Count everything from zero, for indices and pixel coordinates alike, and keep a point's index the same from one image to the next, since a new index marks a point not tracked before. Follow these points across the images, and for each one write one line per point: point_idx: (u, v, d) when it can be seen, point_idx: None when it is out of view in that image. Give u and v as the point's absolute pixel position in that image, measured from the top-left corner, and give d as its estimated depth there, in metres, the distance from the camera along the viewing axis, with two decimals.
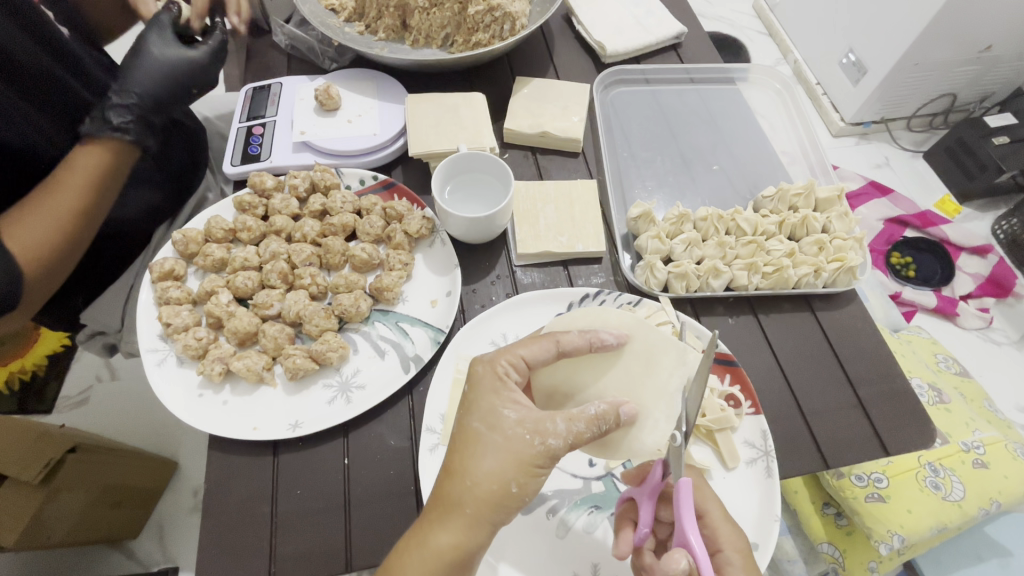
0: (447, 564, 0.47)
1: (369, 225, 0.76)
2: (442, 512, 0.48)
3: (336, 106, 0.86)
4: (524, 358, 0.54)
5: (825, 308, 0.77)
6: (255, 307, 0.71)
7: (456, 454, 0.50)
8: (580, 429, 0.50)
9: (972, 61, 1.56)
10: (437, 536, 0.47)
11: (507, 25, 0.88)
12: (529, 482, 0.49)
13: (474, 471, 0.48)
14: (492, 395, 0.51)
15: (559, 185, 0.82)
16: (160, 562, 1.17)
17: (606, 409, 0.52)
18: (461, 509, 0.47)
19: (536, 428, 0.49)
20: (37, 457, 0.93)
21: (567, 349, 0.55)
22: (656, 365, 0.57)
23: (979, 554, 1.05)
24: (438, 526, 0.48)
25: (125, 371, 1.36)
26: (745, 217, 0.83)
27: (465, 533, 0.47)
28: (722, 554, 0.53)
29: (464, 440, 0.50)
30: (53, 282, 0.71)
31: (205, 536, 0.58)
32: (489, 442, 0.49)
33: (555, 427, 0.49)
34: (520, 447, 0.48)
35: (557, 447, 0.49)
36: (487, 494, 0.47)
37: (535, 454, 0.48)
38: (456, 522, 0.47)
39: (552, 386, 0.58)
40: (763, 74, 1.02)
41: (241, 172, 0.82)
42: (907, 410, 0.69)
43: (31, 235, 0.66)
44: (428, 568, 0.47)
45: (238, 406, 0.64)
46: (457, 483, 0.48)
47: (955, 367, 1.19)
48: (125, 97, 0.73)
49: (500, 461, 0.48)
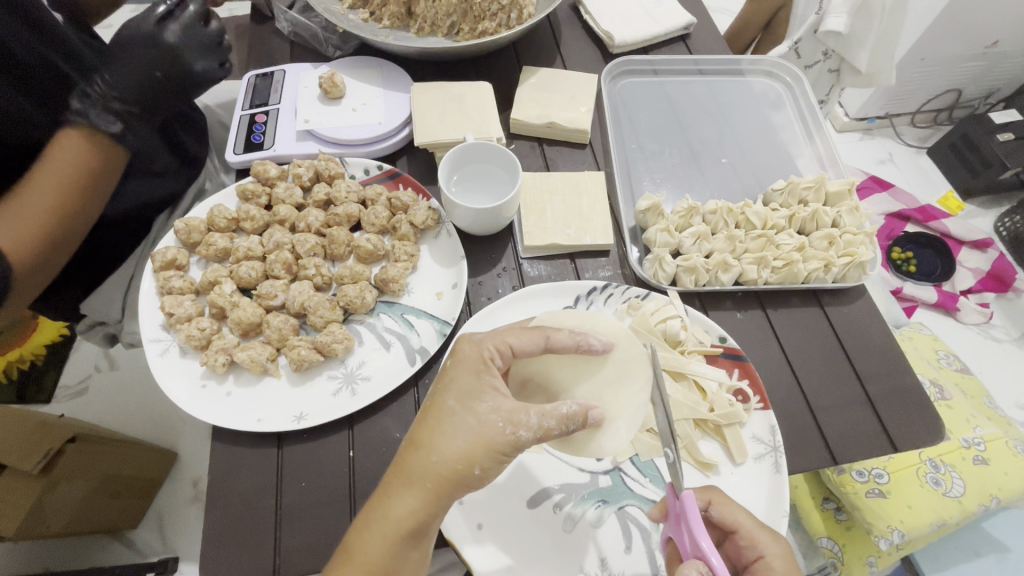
0: (405, 532, 0.47)
1: (374, 216, 0.75)
2: (402, 480, 0.47)
3: (340, 95, 0.85)
4: (510, 346, 0.53)
5: (835, 303, 0.76)
6: (259, 298, 0.70)
7: (424, 427, 0.49)
8: (551, 425, 0.50)
9: (978, 57, 1.58)
10: (395, 505, 0.47)
11: (514, 14, 0.87)
12: (493, 466, 0.48)
13: (441, 448, 0.48)
14: (473, 377, 0.50)
15: (566, 177, 0.81)
16: (159, 552, 1.17)
17: (577, 409, 0.52)
18: (423, 486, 0.47)
19: (512, 421, 0.48)
20: (36, 448, 0.92)
21: (551, 346, 0.55)
22: (631, 370, 0.58)
23: (977, 549, 1.05)
24: (396, 496, 0.47)
25: (125, 361, 1.35)
26: (755, 210, 0.82)
27: (423, 506, 0.47)
28: (763, 561, 0.53)
29: (436, 416, 0.49)
30: (39, 277, 0.70)
31: (209, 530, 0.57)
32: (461, 421, 0.48)
33: (528, 419, 0.49)
34: (491, 433, 0.48)
35: (527, 439, 0.49)
36: (449, 470, 0.47)
37: (504, 443, 0.48)
38: (414, 494, 0.47)
39: (529, 374, 0.59)
40: (774, 65, 1.00)
41: (244, 160, 0.81)
42: (917, 407, 0.68)
43: (21, 228, 0.65)
44: (387, 538, 0.46)
45: (242, 397, 0.64)
46: (427, 456, 0.47)
47: (957, 364, 1.18)
48: (114, 95, 0.72)
49: (469, 443, 0.47)
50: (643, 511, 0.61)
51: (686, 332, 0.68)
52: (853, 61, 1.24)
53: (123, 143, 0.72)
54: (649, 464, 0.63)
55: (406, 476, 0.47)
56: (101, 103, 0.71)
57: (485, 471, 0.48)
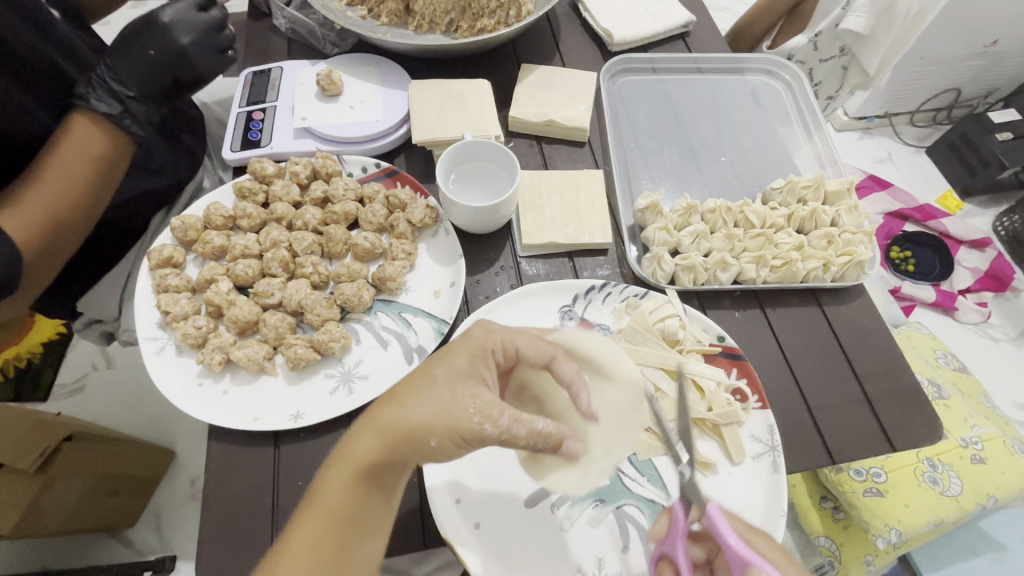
0: (359, 476, 0.46)
1: (372, 214, 0.75)
2: (370, 424, 0.47)
3: (338, 92, 0.84)
4: (517, 348, 0.53)
5: (833, 302, 0.76)
6: (256, 296, 0.70)
7: (406, 384, 0.49)
8: (518, 434, 0.48)
9: (978, 56, 1.58)
10: (355, 447, 0.46)
11: (513, 11, 0.87)
12: (452, 440, 0.46)
13: (411, 407, 0.47)
14: (468, 353, 0.50)
15: (564, 175, 0.80)
16: (156, 550, 1.17)
17: (552, 432, 0.51)
18: (385, 437, 0.46)
19: (481, 411, 0.47)
20: (32, 446, 0.91)
21: (549, 362, 0.55)
22: (627, 420, 0.57)
23: (974, 548, 1.05)
24: (360, 436, 0.47)
25: (122, 360, 1.35)
26: (754, 209, 0.81)
27: (381, 457, 0.46)
28: None
29: (420, 377, 0.49)
30: (49, 265, 0.71)
31: (205, 529, 0.57)
32: (438, 389, 0.47)
33: (499, 418, 0.47)
34: (459, 413, 0.46)
35: (491, 436, 0.47)
36: (410, 430, 0.46)
37: (468, 429, 0.46)
38: (374, 444, 0.46)
39: (528, 383, 0.58)
40: (772, 64, 1.00)
41: (241, 157, 0.80)
42: (915, 405, 0.68)
43: (28, 215, 0.67)
44: (344, 480, 0.46)
45: (239, 396, 0.63)
46: (397, 411, 0.46)
47: (955, 363, 1.19)
48: (123, 87, 0.72)
49: (435, 413, 0.46)
50: (642, 511, 0.60)
51: (684, 331, 0.68)
52: (865, 63, 1.25)
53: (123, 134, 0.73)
54: (647, 463, 0.63)
55: (371, 425, 0.47)
56: (102, 97, 0.71)
57: (442, 441, 0.46)
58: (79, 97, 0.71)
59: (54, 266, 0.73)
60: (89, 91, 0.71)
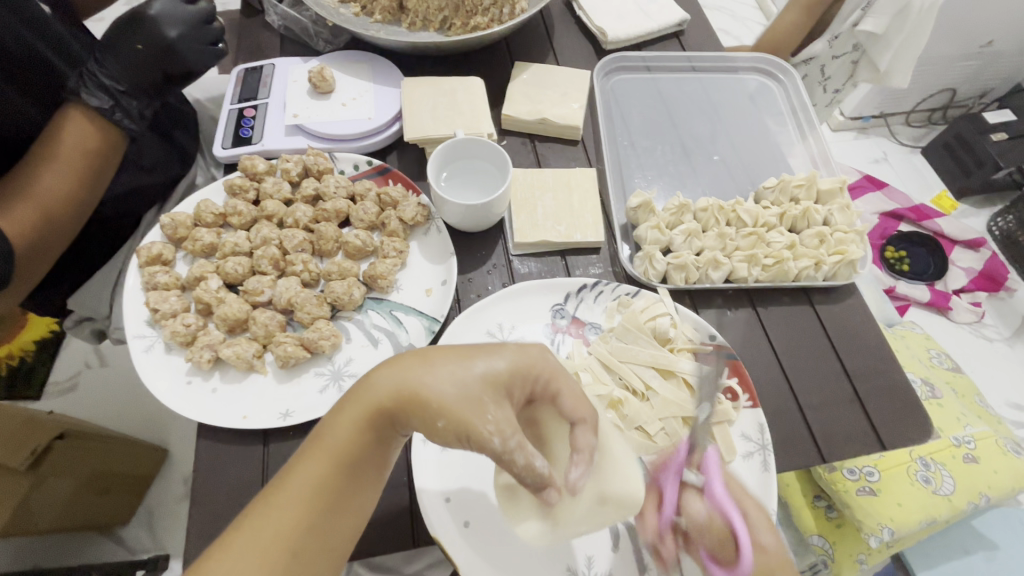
0: (369, 415, 0.46)
1: (363, 212, 0.75)
2: (399, 369, 0.46)
3: (330, 89, 0.84)
4: (557, 390, 0.51)
5: (825, 301, 0.76)
6: (246, 293, 0.69)
7: (444, 352, 0.48)
8: (517, 460, 0.45)
9: (972, 56, 1.60)
10: (374, 386, 0.46)
11: (506, 9, 0.88)
12: (455, 433, 0.45)
13: (440, 378, 0.46)
14: (517, 357, 0.49)
15: (557, 174, 0.80)
16: (149, 549, 1.16)
17: (546, 476, 0.46)
18: (405, 393, 0.45)
19: (497, 425, 0.44)
20: (23, 445, 0.92)
21: (575, 421, 0.50)
22: (608, 506, 0.49)
23: (967, 547, 1.06)
24: (383, 373, 0.47)
25: (114, 358, 1.34)
26: (746, 208, 0.81)
27: (394, 405, 0.46)
28: None
29: (460, 352, 0.48)
30: (44, 260, 0.72)
31: (193, 527, 0.56)
32: (471, 373, 0.46)
33: (508, 440, 0.45)
34: (475, 410, 0.45)
35: (492, 448, 0.44)
36: (432, 398, 0.45)
37: (477, 431, 0.44)
38: (391, 392, 0.46)
39: (537, 419, 0.54)
40: (766, 63, 1.00)
41: (232, 154, 0.80)
42: (906, 404, 0.69)
43: (23, 212, 0.67)
44: (355, 416, 0.46)
45: (228, 394, 0.63)
46: (426, 374, 0.46)
47: (948, 363, 1.19)
48: (112, 81, 0.72)
49: (458, 397, 0.45)
50: None
51: (676, 329, 0.68)
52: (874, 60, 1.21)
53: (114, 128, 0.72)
54: None
55: (398, 375, 0.46)
56: (94, 92, 0.71)
57: (449, 424, 0.45)
58: (73, 95, 0.71)
59: (49, 262, 0.73)
60: (80, 86, 0.71)
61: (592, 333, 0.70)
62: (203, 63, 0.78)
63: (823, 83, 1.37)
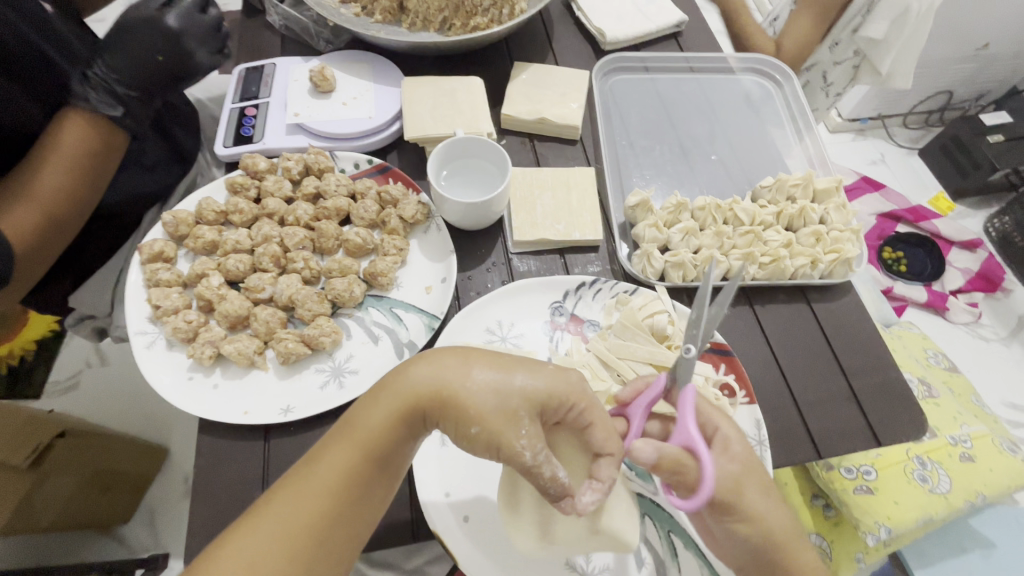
0: (407, 407, 0.47)
1: (364, 210, 0.75)
2: (441, 367, 0.48)
3: (331, 88, 0.85)
4: (591, 420, 0.49)
5: (821, 300, 0.77)
6: (247, 290, 0.70)
7: (485, 357, 0.49)
8: (545, 473, 0.46)
9: (969, 58, 1.61)
10: (412, 378, 0.47)
11: (506, 10, 0.89)
12: (486, 441, 0.46)
13: (481, 382, 0.47)
14: (558, 378, 0.49)
15: (556, 173, 0.81)
16: (149, 547, 1.16)
17: (565, 494, 0.47)
18: (444, 390, 0.47)
19: (530, 440, 0.46)
20: (26, 441, 0.95)
21: (600, 452, 0.49)
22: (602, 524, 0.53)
23: (963, 545, 1.06)
24: (423, 367, 0.48)
25: (115, 357, 1.35)
26: (743, 206, 0.82)
27: (430, 399, 0.47)
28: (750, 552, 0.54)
29: (501, 360, 0.49)
30: (46, 258, 0.72)
31: (195, 523, 0.57)
32: (509, 380, 0.47)
33: (537, 453, 0.46)
34: (509, 421, 0.46)
35: (521, 460, 0.46)
36: (471, 399, 0.46)
37: (509, 442, 0.46)
38: (430, 387, 0.47)
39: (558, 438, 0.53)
40: (763, 64, 1.01)
41: (233, 153, 0.80)
42: (901, 401, 0.69)
43: (26, 211, 0.68)
44: (393, 407, 0.47)
45: (229, 390, 0.63)
46: (466, 377, 0.47)
47: (945, 362, 1.20)
48: (123, 86, 0.73)
49: (495, 403, 0.46)
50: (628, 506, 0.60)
51: (673, 326, 0.69)
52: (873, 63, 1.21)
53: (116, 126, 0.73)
54: None
55: (439, 374, 0.47)
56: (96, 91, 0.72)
57: (481, 431, 0.46)
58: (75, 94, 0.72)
59: (50, 259, 0.74)
60: (87, 89, 0.72)
61: (590, 330, 0.71)
62: (205, 63, 0.78)
63: (824, 88, 1.37)
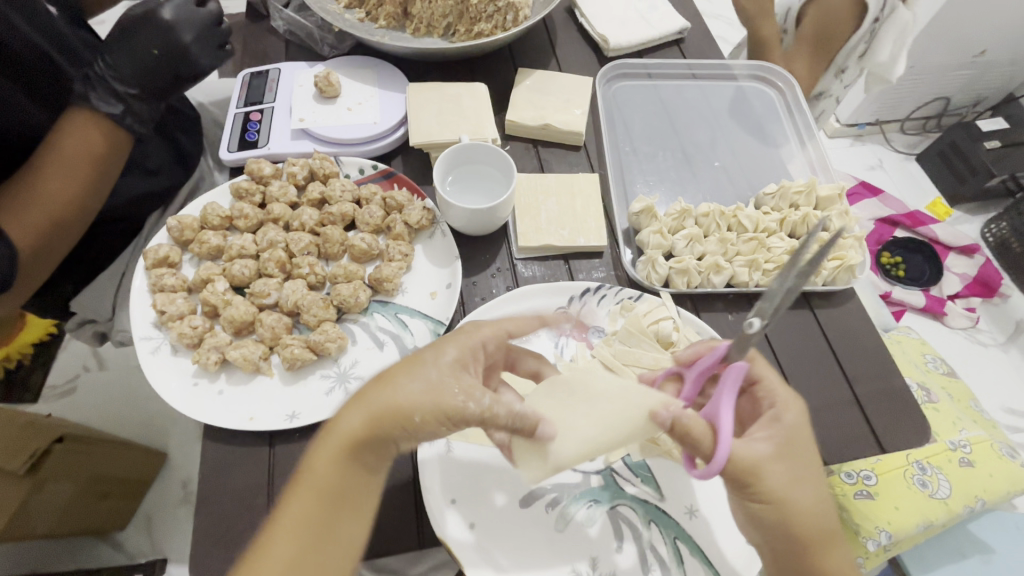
0: (347, 447, 0.47)
1: (368, 215, 0.75)
2: (362, 399, 0.49)
3: (336, 94, 0.85)
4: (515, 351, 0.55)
5: (824, 306, 0.77)
6: (253, 296, 0.70)
7: (401, 366, 0.51)
8: (499, 413, 0.49)
9: (967, 65, 1.62)
10: (343, 420, 0.48)
11: (510, 16, 0.87)
12: (434, 417, 0.48)
13: (406, 387, 0.48)
14: (465, 335, 0.54)
15: (560, 179, 0.81)
16: (147, 553, 1.16)
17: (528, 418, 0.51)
18: (373, 405, 0.48)
19: (467, 391, 0.49)
20: (23, 447, 0.91)
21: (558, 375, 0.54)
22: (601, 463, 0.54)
23: (963, 550, 1.07)
24: (349, 411, 0.48)
25: (114, 362, 1.34)
26: (747, 213, 0.83)
27: (369, 426, 0.47)
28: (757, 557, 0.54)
29: (412, 362, 0.51)
30: (50, 261, 0.72)
31: (199, 529, 0.57)
32: (430, 371, 0.50)
33: (482, 396, 0.49)
34: (448, 392, 0.48)
35: (474, 412, 0.48)
36: (398, 408, 0.47)
37: (453, 405, 0.48)
38: (361, 416, 0.48)
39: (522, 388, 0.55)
40: (764, 71, 1.02)
41: (239, 158, 0.80)
42: (904, 408, 0.70)
43: (29, 215, 0.68)
44: (333, 448, 0.47)
45: (233, 395, 0.63)
46: (388, 390, 0.48)
47: (943, 367, 1.21)
48: (124, 86, 0.73)
49: (426, 395, 0.48)
50: (635, 511, 0.61)
51: (678, 333, 0.69)
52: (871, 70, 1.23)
53: (121, 131, 0.73)
54: (641, 464, 0.64)
55: (364, 404, 0.48)
56: (101, 95, 0.72)
57: (426, 416, 0.48)
58: (79, 97, 0.72)
59: (55, 263, 0.73)
60: (90, 91, 0.72)
61: (596, 336, 0.71)
62: (210, 66, 0.79)
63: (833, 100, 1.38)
